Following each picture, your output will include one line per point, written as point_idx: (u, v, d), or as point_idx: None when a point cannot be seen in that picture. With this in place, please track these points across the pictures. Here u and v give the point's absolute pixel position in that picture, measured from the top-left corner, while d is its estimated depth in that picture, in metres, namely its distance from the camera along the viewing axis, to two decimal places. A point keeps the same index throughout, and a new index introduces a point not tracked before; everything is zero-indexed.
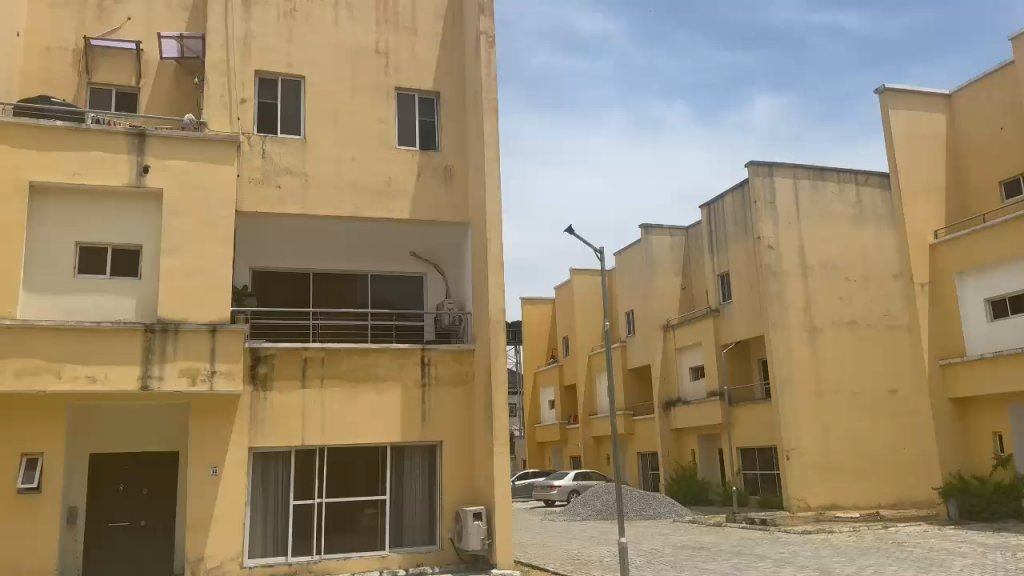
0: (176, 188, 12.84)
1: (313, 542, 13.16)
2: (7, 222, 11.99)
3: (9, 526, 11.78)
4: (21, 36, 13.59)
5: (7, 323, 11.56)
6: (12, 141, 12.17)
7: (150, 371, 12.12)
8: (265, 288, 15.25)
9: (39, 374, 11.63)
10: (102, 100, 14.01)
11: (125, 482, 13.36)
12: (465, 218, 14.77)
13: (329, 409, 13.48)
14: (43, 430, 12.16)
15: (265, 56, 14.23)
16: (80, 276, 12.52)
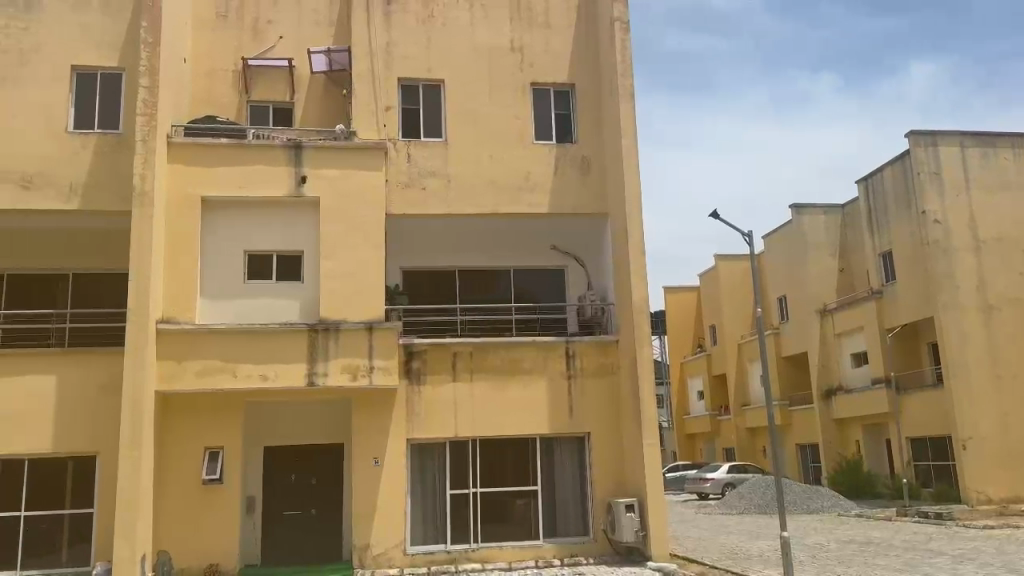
0: (330, 195, 13.54)
1: (470, 530, 13.51)
2: (184, 236, 13.10)
3: (198, 513, 12.87)
4: (189, 63, 14.58)
5: (189, 327, 12.62)
6: (187, 160, 13.26)
7: (315, 369, 12.87)
8: (414, 286, 15.75)
9: (217, 374, 12.65)
10: (261, 116, 15.00)
11: (296, 473, 14.25)
12: (605, 208, 14.68)
13: (479, 402, 13.81)
14: (223, 425, 13.22)
15: (406, 62, 14.72)
16: (249, 282, 13.49)
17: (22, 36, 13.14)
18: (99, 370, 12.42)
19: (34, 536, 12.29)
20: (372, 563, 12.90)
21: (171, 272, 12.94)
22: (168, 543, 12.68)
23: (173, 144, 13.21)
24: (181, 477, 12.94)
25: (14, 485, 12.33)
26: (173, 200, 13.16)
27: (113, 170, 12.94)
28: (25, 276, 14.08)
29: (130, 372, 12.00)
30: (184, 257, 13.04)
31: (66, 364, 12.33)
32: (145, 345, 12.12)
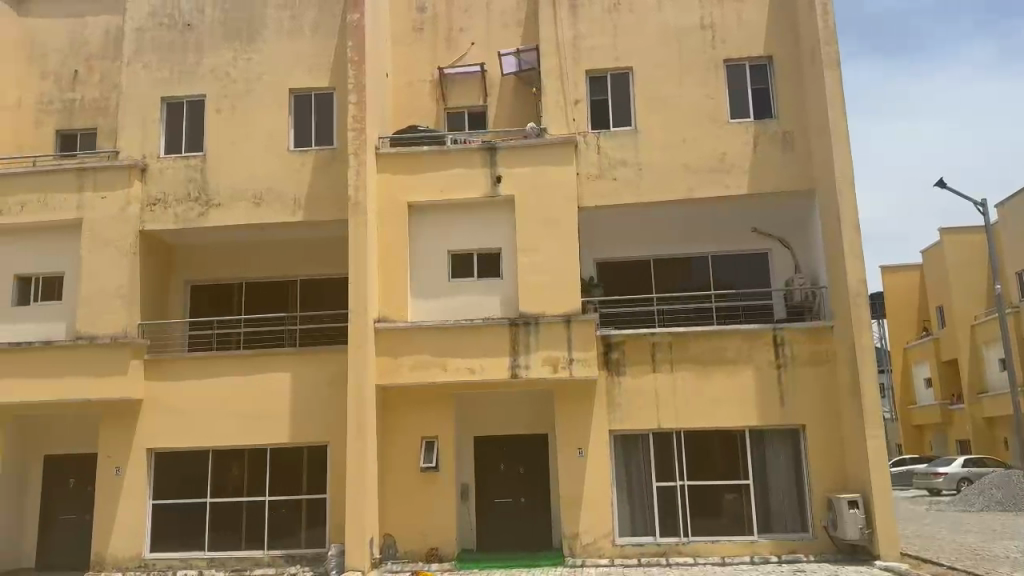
0: (526, 192, 13.82)
1: (679, 523, 13.32)
2: (393, 239, 13.94)
3: (418, 499, 13.66)
4: (391, 76, 15.46)
5: (402, 326, 13.43)
6: (393, 168, 14.08)
7: (518, 361, 13.22)
8: (610, 278, 15.56)
9: (428, 368, 13.34)
10: (458, 123, 15.62)
11: (505, 463, 14.71)
12: (810, 185, 13.84)
13: (682, 392, 13.55)
14: (436, 416, 13.93)
15: (595, 53, 14.72)
16: (454, 280, 14.08)
17: (248, 66, 14.55)
18: (326, 367, 13.52)
19: (278, 519, 13.54)
20: (583, 552, 13.07)
21: (383, 274, 13.83)
22: (392, 528, 13.59)
23: (380, 154, 14.09)
24: (401, 466, 13.80)
25: (259, 473, 13.69)
26: (383, 206, 14.03)
27: (329, 182, 14.03)
28: (259, 282, 15.48)
29: (353, 368, 12.98)
30: (395, 260, 13.87)
31: (298, 362, 13.54)
32: (365, 344, 13.05)
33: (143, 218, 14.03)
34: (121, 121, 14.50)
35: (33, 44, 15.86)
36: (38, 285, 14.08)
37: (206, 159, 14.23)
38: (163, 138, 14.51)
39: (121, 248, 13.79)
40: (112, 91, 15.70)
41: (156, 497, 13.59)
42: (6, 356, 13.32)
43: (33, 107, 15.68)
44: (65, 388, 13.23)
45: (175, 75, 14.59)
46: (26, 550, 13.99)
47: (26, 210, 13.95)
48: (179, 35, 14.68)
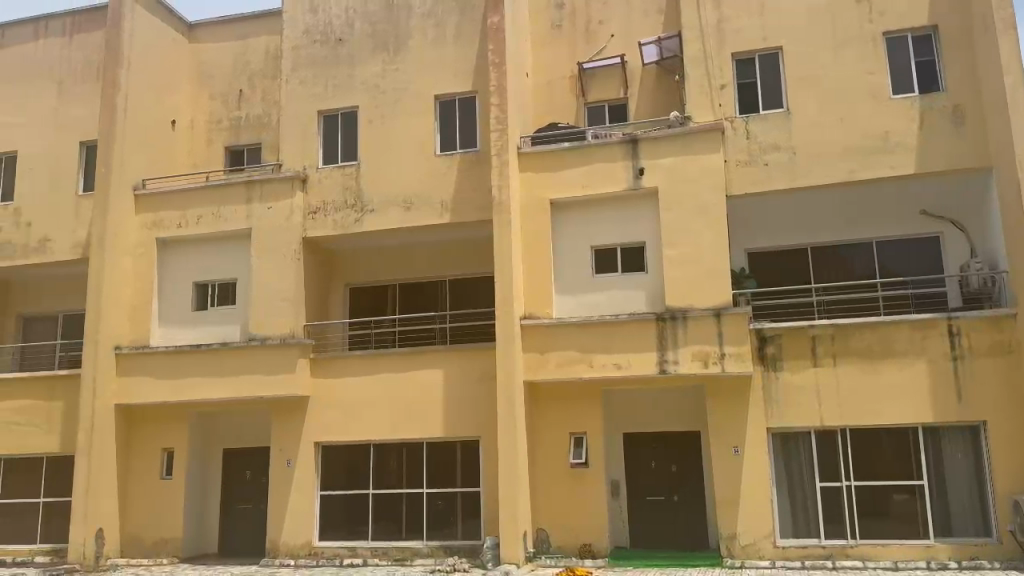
0: (671, 183, 13.53)
1: (846, 525, 12.60)
2: (538, 237, 14.03)
3: (568, 495, 13.69)
4: (531, 76, 15.59)
5: (548, 322, 13.48)
6: (535, 166, 14.17)
7: (667, 357, 12.97)
8: (762, 269, 14.93)
9: (575, 364, 13.33)
10: (598, 116, 15.50)
11: (656, 459, 14.46)
12: (986, 162, 12.73)
13: (846, 387, 12.80)
14: (586, 412, 13.89)
15: (740, 36, 14.18)
16: (598, 276, 13.96)
17: (395, 76, 15.11)
18: (477, 365, 13.83)
19: (436, 511, 13.93)
20: (741, 553, 12.65)
21: (529, 272, 13.96)
22: (545, 523, 13.68)
23: (522, 153, 14.23)
24: (552, 461, 13.87)
25: (416, 467, 14.15)
26: (527, 204, 14.15)
27: (475, 184, 14.32)
28: (410, 284, 16.00)
29: (503, 366, 13.18)
30: (540, 257, 13.96)
31: (450, 360, 13.92)
32: (513, 342, 13.23)
33: (305, 227, 14.88)
34: (282, 135, 15.44)
35: (203, 69, 17.19)
36: (215, 291, 15.25)
37: (360, 167, 14.90)
38: (320, 149, 15.31)
39: (286, 254, 14.70)
40: (273, 107, 16.75)
41: (323, 488, 14.34)
42: (190, 357, 14.51)
43: (205, 127, 17.01)
44: (241, 386, 14.26)
45: (329, 89, 15.36)
46: (210, 536, 15.18)
47: (203, 222, 15.16)
48: (332, 50, 15.45)
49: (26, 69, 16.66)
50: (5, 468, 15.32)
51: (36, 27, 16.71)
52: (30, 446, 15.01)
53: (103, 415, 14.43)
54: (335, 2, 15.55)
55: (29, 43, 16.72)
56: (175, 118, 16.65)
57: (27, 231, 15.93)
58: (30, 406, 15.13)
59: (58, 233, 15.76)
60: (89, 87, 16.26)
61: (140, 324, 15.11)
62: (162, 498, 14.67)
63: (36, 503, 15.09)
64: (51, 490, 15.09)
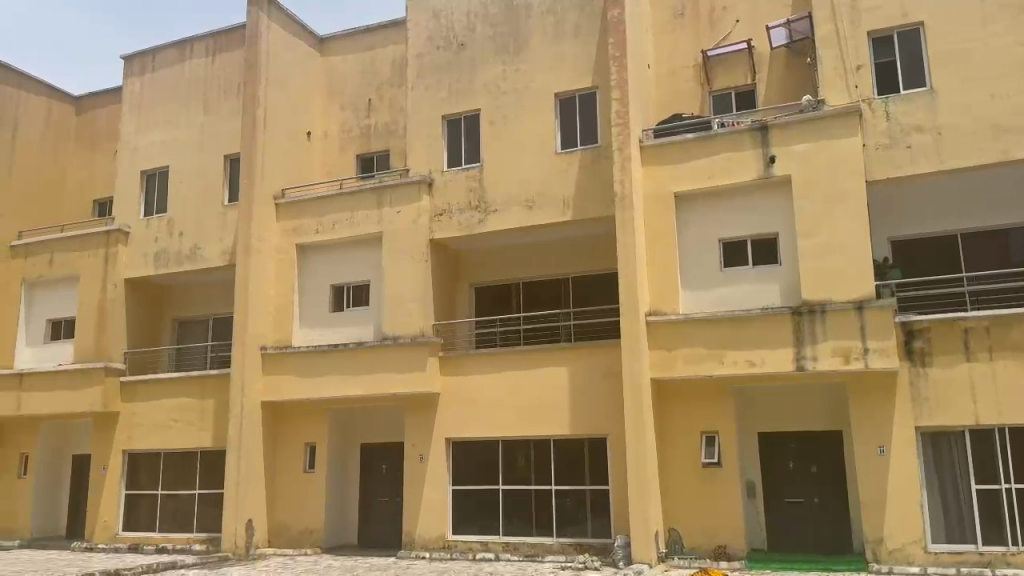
0: (804, 171, 12.97)
1: (1007, 531, 11.65)
2: (664, 231, 13.77)
3: (700, 495, 13.35)
4: (653, 68, 15.35)
5: (675, 318, 13.21)
6: (659, 160, 13.92)
7: (804, 353, 12.43)
8: (907, 258, 14.06)
9: (706, 361, 12.97)
10: (725, 104, 15.09)
11: (794, 460, 13.88)
12: None
13: (1004, 383, 11.85)
14: (718, 410, 13.51)
15: (877, 12, 13.43)
16: (727, 270, 13.56)
17: (516, 76, 15.24)
18: (604, 362, 13.72)
19: (565, 508, 13.89)
20: (889, 558, 11.94)
21: (655, 268, 13.73)
22: (677, 522, 13.40)
23: (645, 147, 14.02)
24: (683, 460, 13.56)
25: (545, 463, 14.16)
26: (652, 199, 13.91)
27: (598, 180, 14.22)
28: (534, 282, 16.01)
29: (629, 363, 13.02)
30: (666, 252, 13.70)
31: (577, 357, 13.88)
32: (639, 338, 13.05)
33: (432, 229, 15.24)
34: (408, 141, 15.89)
35: (334, 81, 17.94)
36: (350, 293, 15.90)
37: (483, 169, 15.11)
38: (445, 153, 15.65)
39: (415, 256, 15.11)
40: (400, 114, 17.26)
41: (454, 484, 14.62)
42: (328, 357, 15.15)
43: (337, 136, 17.73)
44: (375, 384, 14.76)
45: (452, 94, 15.67)
46: (350, 527, 15.81)
47: (336, 227, 15.81)
48: (454, 55, 15.76)
49: (175, 90, 17.92)
50: (165, 461, 16.49)
51: (183, 49, 17.95)
52: (186, 441, 16.09)
53: (250, 411, 15.28)
54: (456, 7, 15.86)
55: (178, 65, 17.98)
56: (309, 129, 17.52)
57: (179, 240, 17.10)
58: (185, 404, 16.22)
59: (208, 241, 16.85)
60: (230, 103, 17.30)
61: (281, 326, 15.92)
62: (305, 491, 15.39)
63: (192, 494, 16.17)
64: (205, 482, 16.13)
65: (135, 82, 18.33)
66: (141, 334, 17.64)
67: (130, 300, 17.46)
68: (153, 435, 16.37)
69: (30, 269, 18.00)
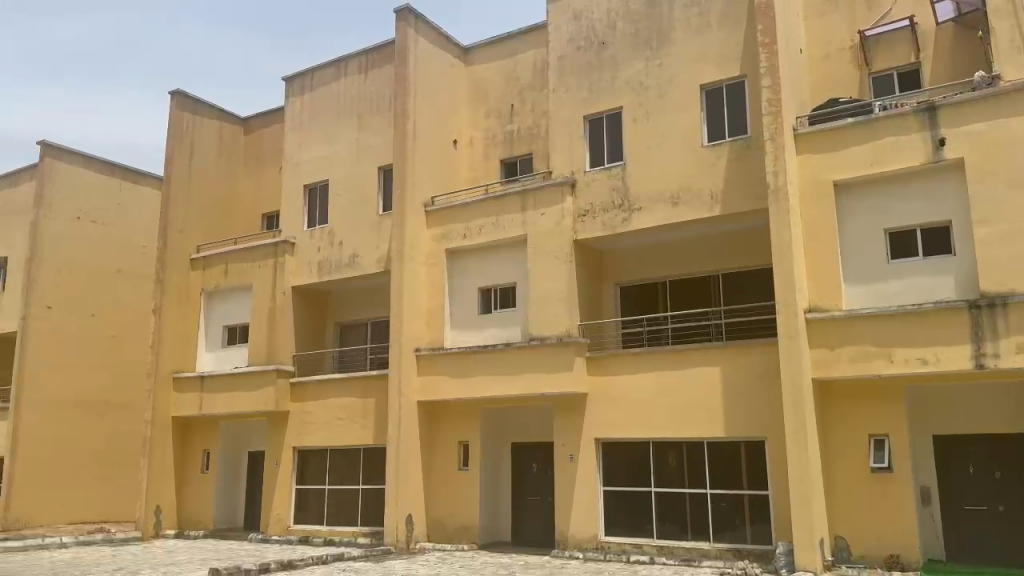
0: (979, 153, 12.01)
1: None
2: (821, 224, 13.15)
3: (868, 501, 12.63)
4: (805, 53, 14.70)
5: (837, 314, 12.58)
6: (814, 150, 13.32)
7: (983, 349, 11.51)
8: None
9: (873, 359, 12.26)
10: (886, 85, 14.24)
11: (975, 464, 12.85)
12: None
13: None
14: (886, 411, 12.74)
15: None
16: (894, 262, 12.77)
17: (660, 71, 15.02)
18: (760, 360, 13.28)
19: (721, 512, 13.52)
20: None
21: (813, 262, 13.14)
22: (843, 528, 12.74)
23: (798, 136, 13.45)
24: (849, 463, 12.87)
25: (699, 465, 13.85)
26: (807, 190, 13.32)
27: (747, 173, 13.77)
28: (682, 280, 15.67)
29: (787, 361, 12.50)
30: (824, 246, 13.08)
31: (731, 356, 13.50)
32: (798, 336, 12.51)
33: (576, 230, 15.29)
34: (552, 143, 16.04)
35: (478, 89, 18.40)
36: (498, 296, 16.24)
37: (626, 167, 15.00)
38: (588, 153, 15.65)
39: (560, 256, 15.20)
40: (542, 117, 17.43)
41: (606, 484, 14.57)
42: (479, 358, 15.52)
43: (482, 142, 18.16)
44: (524, 384, 14.96)
45: (594, 93, 15.67)
46: (505, 525, 16.13)
47: (484, 231, 16.17)
48: (596, 54, 15.76)
49: (332, 107, 18.98)
50: (330, 458, 17.46)
51: (338, 68, 19.01)
52: (349, 439, 16.96)
53: (408, 410, 15.90)
54: (597, 6, 15.86)
55: (333, 83, 19.04)
56: (455, 138, 18.10)
57: (339, 249, 18.08)
58: (348, 403, 17.11)
59: (365, 249, 17.71)
60: (382, 116, 18.12)
61: (434, 328, 16.49)
62: (460, 488, 15.84)
63: (356, 489, 17.05)
64: (367, 478, 16.97)
65: (296, 102, 19.59)
66: (307, 338, 18.80)
67: (296, 306, 18.63)
68: (320, 434, 17.38)
69: (209, 280, 19.60)
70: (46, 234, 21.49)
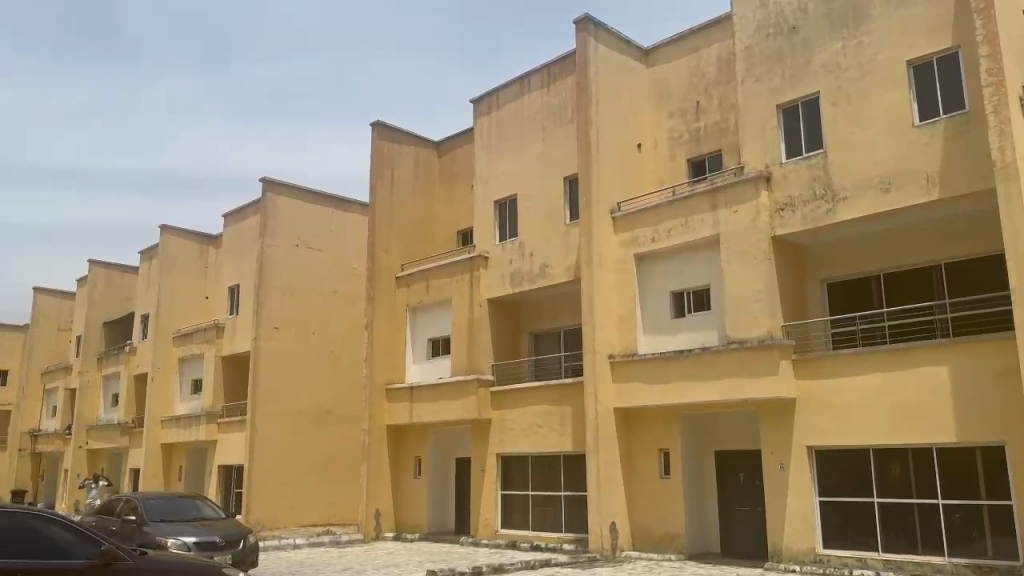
0: None
1: None
2: None
3: None
4: None
5: None
6: None
7: None
8: None
9: None
10: None
11: None
12: None
13: None
14: None
15: None
16: None
17: (859, 51, 14.04)
18: (994, 357, 11.99)
19: (957, 525, 12.30)
20: None
21: None
22: None
23: None
24: None
25: (926, 473, 12.69)
26: None
27: (968, 151, 12.52)
28: (897, 273, 14.52)
29: None
30: None
31: (959, 353, 12.31)
32: None
33: (774, 226, 14.62)
34: (743, 137, 15.48)
35: (662, 89, 18.14)
36: (692, 299, 15.92)
37: (827, 155, 14.15)
38: (784, 144, 14.94)
39: (758, 254, 14.60)
40: (731, 111, 16.87)
41: (820, 493, 13.73)
42: (676, 364, 15.24)
43: (668, 143, 17.89)
44: (724, 388, 14.49)
45: (787, 81, 14.95)
46: (712, 535, 15.67)
47: (675, 234, 15.87)
48: (787, 40, 15.03)
49: (518, 122, 19.49)
50: (533, 465, 17.85)
51: (522, 83, 19.52)
52: (550, 446, 17.23)
53: (606, 417, 15.91)
54: None
55: (518, 99, 19.56)
56: (640, 141, 17.99)
57: (531, 260, 18.47)
58: (547, 410, 17.39)
59: (555, 259, 17.97)
60: (566, 126, 18.35)
61: (627, 334, 16.44)
62: (664, 496, 15.59)
63: (559, 496, 17.29)
64: (569, 485, 17.16)
65: (484, 121, 20.35)
66: (504, 348, 19.40)
67: (493, 318, 19.28)
68: (521, 441, 17.81)
69: (413, 297, 20.77)
70: (270, 262, 23.76)
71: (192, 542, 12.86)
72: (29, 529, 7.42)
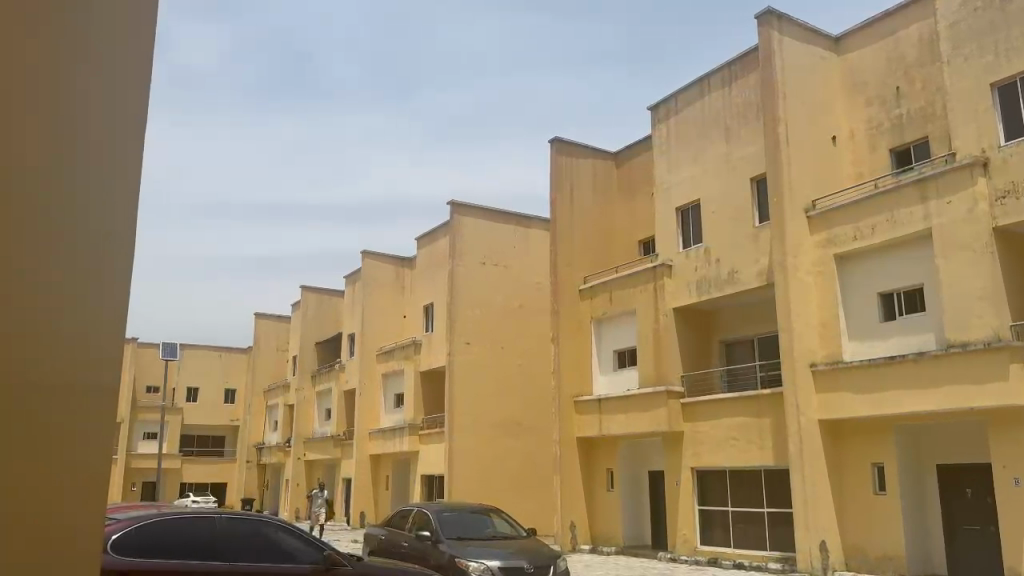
0: None
1: None
2: None
3: None
4: None
5: None
6: None
7: None
8: None
9: None
10: None
11: None
12: None
13: None
14: None
15: None
16: None
17: None
18: None
19: None
20: None
21: None
22: None
23: None
24: None
25: None
26: None
27: None
28: None
29: None
30: None
31: None
32: None
33: (995, 215, 13.19)
34: (953, 121, 14.13)
35: (856, 78, 17.04)
36: (902, 300, 14.75)
37: None
38: (1002, 125, 13.51)
39: (977, 248, 13.24)
40: (938, 93, 15.48)
41: None
42: (886, 372, 14.16)
43: (866, 134, 16.73)
44: (944, 397, 13.25)
45: (1002, 56, 13.51)
46: (938, 557, 14.32)
47: (878, 231, 14.79)
48: (1000, 11, 13.60)
49: (699, 126, 19.04)
50: (732, 479, 17.22)
51: (701, 86, 19.07)
52: (747, 459, 16.53)
53: (809, 428, 15.05)
54: None
55: (698, 102, 19.14)
56: (835, 134, 16.94)
57: (718, 266, 17.90)
58: (744, 422, 16.70)
59: (744, 264, 17.29)
60: (750, 126, 17.69)
61: (830, 341, 15.51)
62: (879, 514, 14.45)
63: (762, 512, 16.53)
64: (772, 501, 16.40)
65: (663, 128, 20.10)
66: (694, 358, 18.93)
67: (681, 327, 18.87)
68: (718, 453, 17.22)
69: (598, 308, 20.80)
70: (459, 281, 24.76)
71: (495, 566, 11.06)
72: (262, 534, 7.90)
